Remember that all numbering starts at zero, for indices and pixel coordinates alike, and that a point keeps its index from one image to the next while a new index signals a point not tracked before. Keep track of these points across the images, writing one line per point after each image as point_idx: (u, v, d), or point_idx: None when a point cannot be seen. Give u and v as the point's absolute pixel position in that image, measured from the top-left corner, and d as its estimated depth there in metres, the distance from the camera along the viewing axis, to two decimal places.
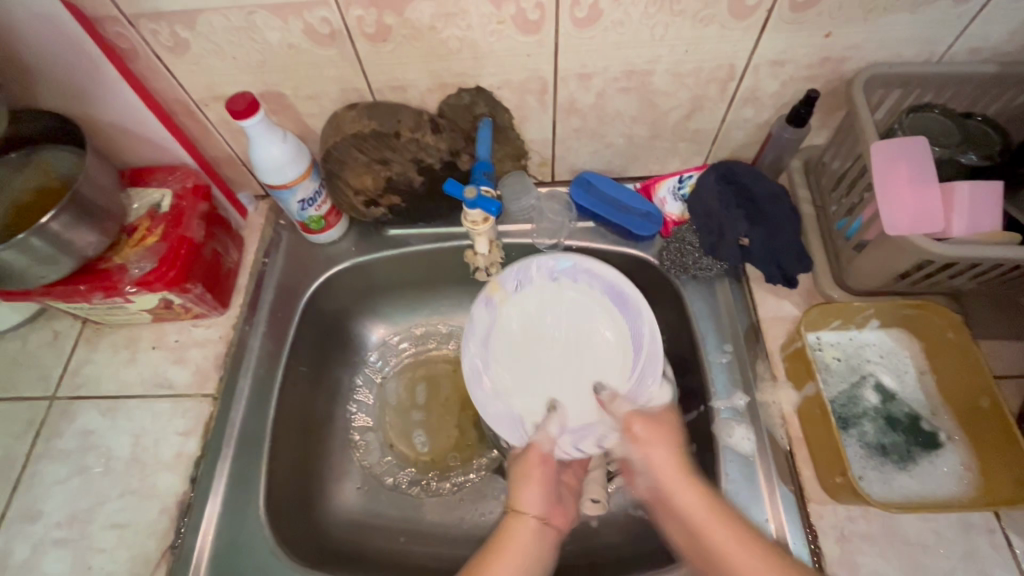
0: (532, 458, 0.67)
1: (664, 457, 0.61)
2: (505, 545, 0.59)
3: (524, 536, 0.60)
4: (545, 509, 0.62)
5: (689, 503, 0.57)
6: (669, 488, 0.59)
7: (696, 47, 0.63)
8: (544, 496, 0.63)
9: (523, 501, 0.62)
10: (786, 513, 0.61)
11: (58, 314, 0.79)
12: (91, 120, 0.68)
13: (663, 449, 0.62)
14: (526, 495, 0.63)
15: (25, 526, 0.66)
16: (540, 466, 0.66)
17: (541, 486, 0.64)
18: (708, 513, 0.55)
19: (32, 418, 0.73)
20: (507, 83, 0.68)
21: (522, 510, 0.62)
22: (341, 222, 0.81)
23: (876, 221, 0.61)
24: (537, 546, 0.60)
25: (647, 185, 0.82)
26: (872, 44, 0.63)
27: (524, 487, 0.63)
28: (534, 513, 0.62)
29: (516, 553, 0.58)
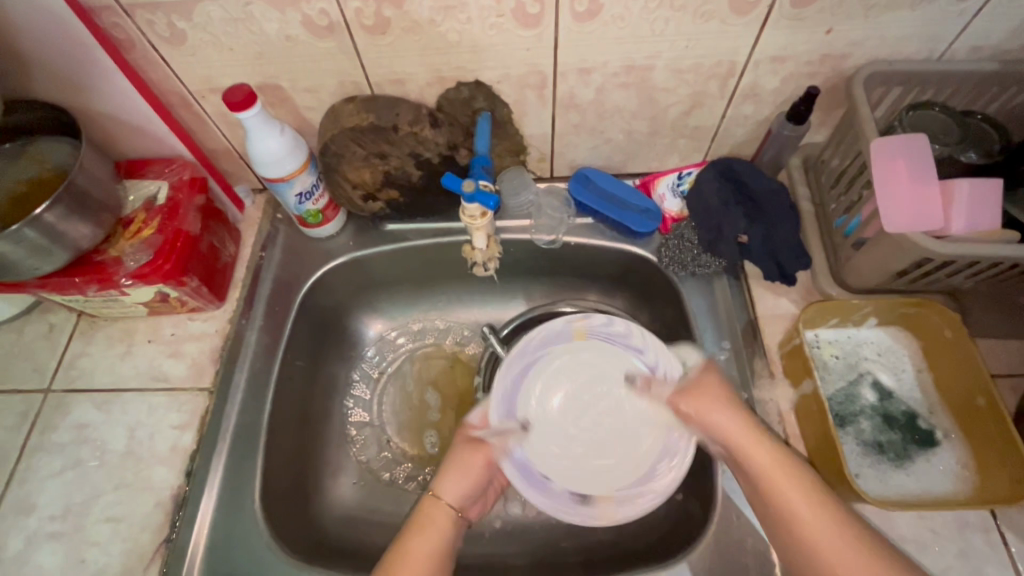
0: (462, 449, 0.66)
1: (740, 422, 0.60)
2: (416, 526, 0.60)
3: (437, 521, 0.61)
4: (462, 501, 0.63)
5: (779, 473, 0.56)
6: (752, 461, 0.58)
7: (696, 42, 0.63)
8: (467, 487, 0.63)
9: (442, 486, 0.63)
10: None
11: (52, 307, 0.79)
12: (86, 111, 0.67)
13: (727, 409, 0.61)
14: (450, 479, 0.63)
15: (18, 519, 0.66)
16: (472, 457, 0.65)
17: (467, 475, 0.64)
18: (801, 483, 0.55)
19: (26, 410, 0.72)
20: (506, 77, 0.67)
21: (437, 493, 0.63)
22: (338, 216, 0.80)
23: (874, 218, 0.61)
24: (447, 532, 0.60)
25: (646, 181, 0.81)
26: (873, 41, 0.63)
27: (452, 472, 0.64)
28: (449, 500, 0.62)
29: (429, 530, 0.60)
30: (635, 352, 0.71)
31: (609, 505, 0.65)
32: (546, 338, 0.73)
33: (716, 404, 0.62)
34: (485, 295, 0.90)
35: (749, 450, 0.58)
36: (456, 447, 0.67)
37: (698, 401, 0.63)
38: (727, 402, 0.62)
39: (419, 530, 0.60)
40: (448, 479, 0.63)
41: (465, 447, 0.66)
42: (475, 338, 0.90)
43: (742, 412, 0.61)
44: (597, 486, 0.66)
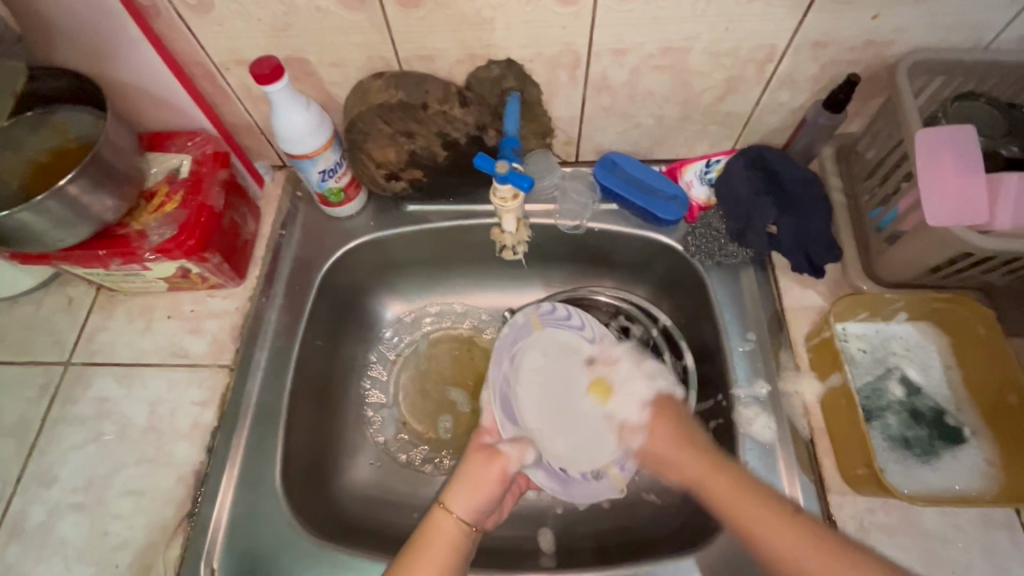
0: (477, 459, 0.62)
1: (718, 476, 0.58)
2: (426, 541, 0.58)
3: (446, 534, 0.58)
4: (474, 514, 0.60)
5: (734, 495, 0.55)
6: (716, 488, 0.57)
7: (737, 25, 0.61)
8: (481, 502, 0.60)
9: (453, 498, 0.60)
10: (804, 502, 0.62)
11: (71, 280, 0.78)
12: (110, 80, 0.66)
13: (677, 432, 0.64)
14: (460, 492, 0.60)
15: (41, 490, 0.66)
16: (489, 469, 0.62)
17: (489, 486, 0.61)
18: (777, 521, 0.52)
19: (47, 382, 0.72)
20: (538, 55, 0.65)
21: (448, 505, 0.60)
22: (360, 195, 0.79)
23: (913, 212, 0.60)
24: (459, 545, 0.58)
25: (673, 169, 0.80)
26: (920, 27, 0.61)
27: (467, 487, 0.60)
28: (460, 514, 0.59)
29: (439, 549, 0.57)
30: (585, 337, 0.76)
31: (615, 471, 0.70)
32: (515, 342, 0.76)
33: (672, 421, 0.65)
34: (504, 279, 0.89)
35: (717, 479, 0.58)
36: (470, 458, 0.63)
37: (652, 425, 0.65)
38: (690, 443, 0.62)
39: (428, 546, 0.57)
40: (460, 490, 0.60)
41: (478, 460, 0.62)
42: (493, 323, 0.89)
43: (721, 461, 0.59)
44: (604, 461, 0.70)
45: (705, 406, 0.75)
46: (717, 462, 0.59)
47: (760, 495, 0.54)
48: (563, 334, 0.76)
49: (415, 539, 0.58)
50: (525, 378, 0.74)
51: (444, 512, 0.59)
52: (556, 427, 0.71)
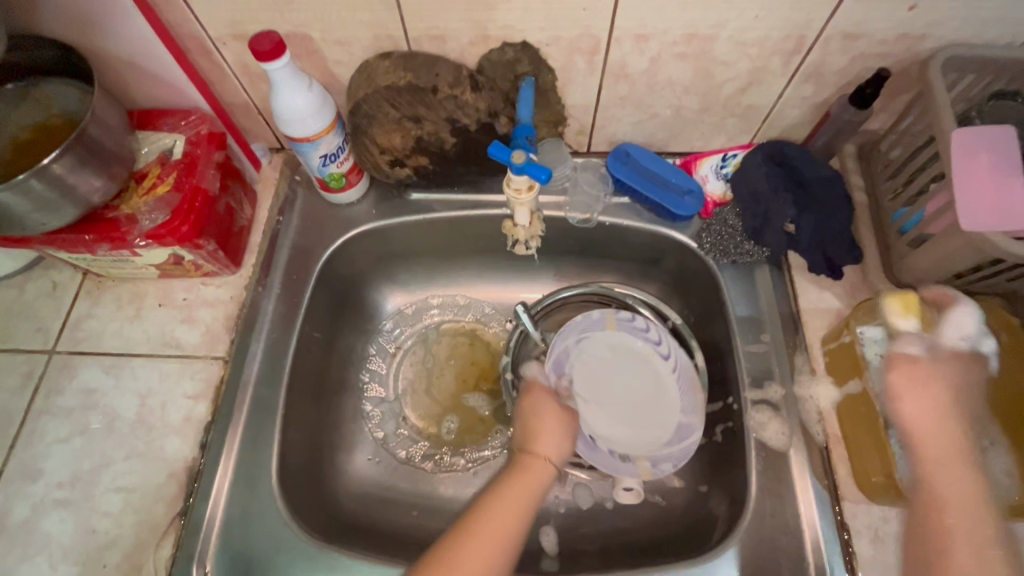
0: (544, 402, 0.66)
1: (937, 417, 0.54)
2: (520, 479, 0.60)
3: (540, 476, 0.61)
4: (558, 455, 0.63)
5: (951, 467, 0.52)
6: (928, 451, 0.53)
7: (768, 13, 0.58)
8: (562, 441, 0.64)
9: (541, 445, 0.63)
10: (817, 509, 0.60)
11: (56, 264, 0.75)
12: (97, 52, 0.61)
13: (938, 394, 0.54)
14: (544, 436, 0.63)
15: (25, 485, 0.63)
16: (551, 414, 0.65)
17: (563, 432, 0.64)
18: (968, 497, 0.51)
19: (30, 372, 0.69)
20: (556, 39, 0.62)
21: (538, 452, 0.62)
22: (362, 181, 0.76)
23: (943, 215, 0.58)
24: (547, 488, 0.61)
25: (687, 162, 0.77)
26: (957, 22, 0.58)
27: (550, 432, 0.64)
28: (548, 456, 0.62)
29: (533, 485, 0.60)
30: (653, 343, 0.73)
31: (647, 463, 0.68)
32: (585, 330, 0.74)
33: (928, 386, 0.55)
34: (510, 272, 0.86)
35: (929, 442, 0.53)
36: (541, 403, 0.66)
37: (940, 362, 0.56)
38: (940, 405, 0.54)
39: (521, 483, 0.60)
40: (545, 429, 0.64)
41: (548, 400, 0.66)
42: (497, 317, 0.86)
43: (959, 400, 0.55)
44: (638, 453, 0.69)
45: (714, 408, 0.73)
46: (941, 399, 0.54)
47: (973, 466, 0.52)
48: (636, 338, 0.74)
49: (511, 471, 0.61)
50: (585, 361, 0.72)
51: (538, 457, 0.62)
52: (603, 407, 0.70)
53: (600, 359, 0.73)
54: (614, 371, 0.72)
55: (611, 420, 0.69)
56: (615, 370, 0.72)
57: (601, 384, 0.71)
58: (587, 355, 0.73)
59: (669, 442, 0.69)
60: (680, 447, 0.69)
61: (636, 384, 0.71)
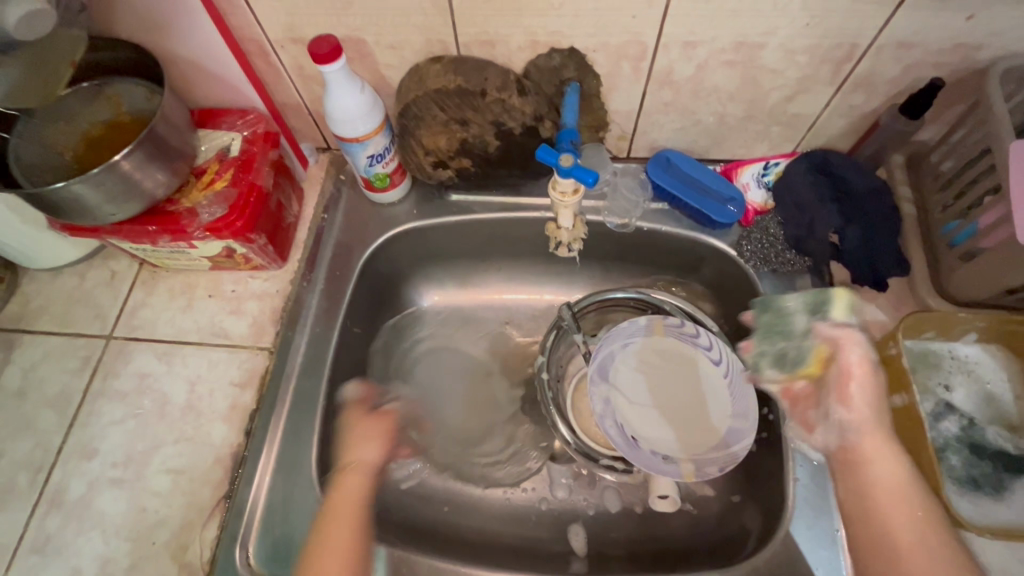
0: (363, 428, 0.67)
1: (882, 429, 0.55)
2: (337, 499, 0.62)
3: (349, 488, 0.62)
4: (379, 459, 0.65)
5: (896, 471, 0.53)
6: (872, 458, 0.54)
7: (819, 21, 0.58)
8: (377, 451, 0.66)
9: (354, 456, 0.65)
10: None
11: (115, 255, 0.78)
12: (165, 53, 0.65)
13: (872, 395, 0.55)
14: (360, 449, 0.66)
15: (82, 462, 0.67)
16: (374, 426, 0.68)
17: (379, 443, 0.66)
18: (900, 489, 0.52)
19: (88, 356, 0.72)
20: (603, 45, 0.63)
21: (350, 463, 0.64)
22: (405, 181, 0.77)
23: (997, 227, 0.56)
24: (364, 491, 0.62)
25: (728, 169, 0.77)
26: (1017, 31, 0.57)
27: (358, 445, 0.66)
28: (362, 465, 0.64)
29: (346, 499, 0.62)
30: (703, 349, 0.71)
31: (690, 465, 0.66)
32: (631, 335, 0.73)
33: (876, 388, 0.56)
34: (544, 275, 0.87)
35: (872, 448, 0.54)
36: (356, 424, 0.68)
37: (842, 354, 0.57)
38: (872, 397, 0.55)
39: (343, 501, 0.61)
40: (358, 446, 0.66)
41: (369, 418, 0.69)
42: (530, 319, 0.87)
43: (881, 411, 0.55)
44: (681, 455, 0.67)
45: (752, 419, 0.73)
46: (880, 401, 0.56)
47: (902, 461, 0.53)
48: (684, 344, 0.72)
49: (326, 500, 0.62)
50: (632, 365, 0.72)
51: (348, 471, 0.64)
52: (647, 407, 0.69)
53: (645, 363, 0.72)
54: (660, 377, 0.71)
55: (654, 426, 0.68)
56: (662, 377, 0.71)
57: (645, 390, 0.70)
58: (634, 359, 0.72)
59: (716, 447, 0.67)
60: (728, 454, 0.66)
61: (682, 390, 0.70)
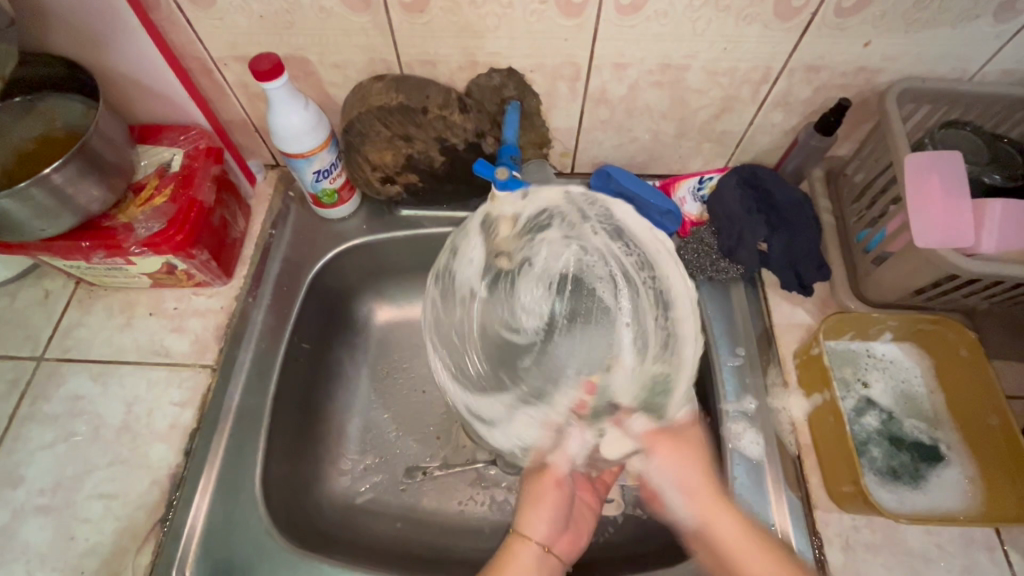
0: (540, 483, 0.64)
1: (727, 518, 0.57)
2: (507, 562, 0.59)
3: (524, 557, 0.60)
4: (552, 534, 0.62)
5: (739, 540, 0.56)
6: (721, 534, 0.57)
7: (735, 46, 0.63)
8: (551, 521, 0.62)
9: (530, 525, 0.61)
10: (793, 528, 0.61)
11: (49, 273, 0.76)
12: (102, 69, 0.64)
13: (701, 475, 0.60)
14: (536, 518, 0.62)
15: (5, 491, 0.63)
16: (548, 488, 0.63)
17: (554, 506, 0.62)
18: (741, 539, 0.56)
19: (17, 379, 0.69)
20: (540, 67, 0.66)
21: (527, 533, 0.61)
22: (353, 197, 0.78)
23: (901, 234, 0.61)
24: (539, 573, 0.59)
25: (666, 184, 0.81)
26: (908, 57, 0.63)
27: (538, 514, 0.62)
28: (538, 537, 0.61)
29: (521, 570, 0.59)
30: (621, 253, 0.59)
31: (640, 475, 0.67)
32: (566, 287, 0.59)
33: (676, 440, 0.61)
34: None
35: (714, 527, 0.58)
36: (539, 486, 0.64)
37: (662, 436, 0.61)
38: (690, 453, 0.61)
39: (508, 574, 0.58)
40: (537, 512, 0.62)
41: (539, 480, 0.64)
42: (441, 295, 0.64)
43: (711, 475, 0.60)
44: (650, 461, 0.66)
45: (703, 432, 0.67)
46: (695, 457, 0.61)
47: (736, 512, 0.58)
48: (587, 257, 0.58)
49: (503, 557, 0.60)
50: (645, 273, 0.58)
51: (525, 540, 0.61)
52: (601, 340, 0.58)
53: (603, 240, 0.59)
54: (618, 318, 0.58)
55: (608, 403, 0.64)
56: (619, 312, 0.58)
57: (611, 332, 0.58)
58: (576, 242, 0.59)
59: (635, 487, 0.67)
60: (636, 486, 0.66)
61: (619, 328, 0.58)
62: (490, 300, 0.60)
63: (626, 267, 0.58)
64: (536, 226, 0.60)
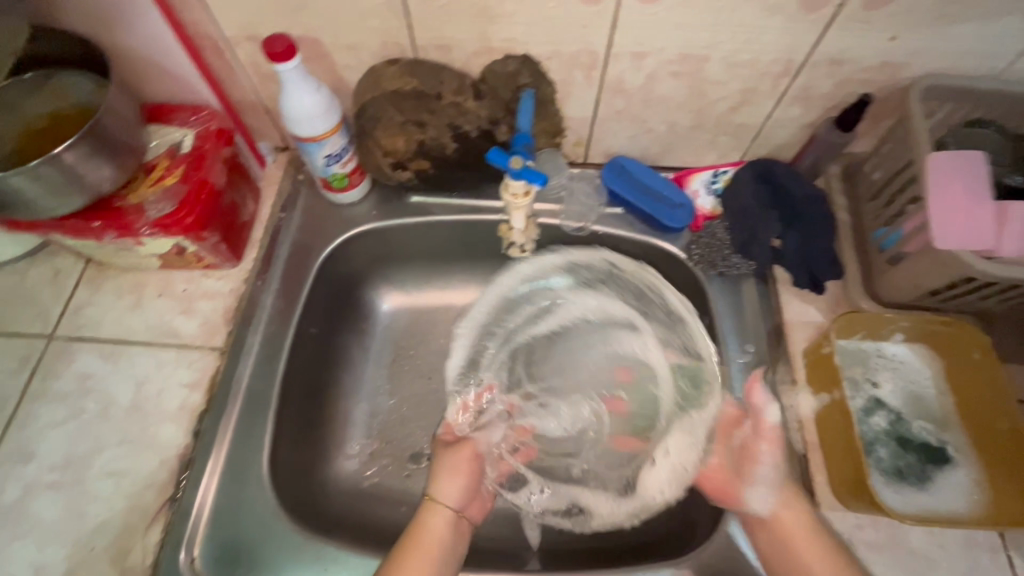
0: (449, 457, 0.70)
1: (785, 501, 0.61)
2: (420, 534, 0.62)
3: (441, 527, 0.63)
4: (461, 501, 0.67)
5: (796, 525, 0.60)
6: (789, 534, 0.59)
7: (756, 37, 0.61)
8: (464, 487, 0.67)
9: (441, 491, 0.66)
10: None
11: (59, 252, 0.76)
12: (113, 46, 0.64)
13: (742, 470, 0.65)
14: (444, 486, 0.67)
15: (17, 466, 0.64)
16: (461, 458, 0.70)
17: (465, 476, 0.68)
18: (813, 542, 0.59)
19: (27, 356, 0.70)
20: (556, 53, 0.65)
21: (437, 499, 0.66)
22: (364, 182, 0.78)
23: (919, 234, 0.61)
24: (450, 539, 0.63)
25: (680, 176, 0.79)
26: (935, 53, 0.62)
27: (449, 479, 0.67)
28: (448, 504, 0.65)
29: (432, 543, 0.61)
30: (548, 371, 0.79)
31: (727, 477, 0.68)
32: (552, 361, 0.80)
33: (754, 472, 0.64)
34: None
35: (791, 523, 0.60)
36: (445, 457, 0.70)
37: (758, 482, 0.62)
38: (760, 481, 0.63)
39: (425, 538, 0.61)
40: (449, 482, 0.67)
41: (454, 455, 0.70)
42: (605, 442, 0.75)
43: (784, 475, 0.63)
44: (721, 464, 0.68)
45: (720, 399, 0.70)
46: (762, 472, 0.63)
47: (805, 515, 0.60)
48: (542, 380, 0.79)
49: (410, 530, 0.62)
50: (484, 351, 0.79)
51: (435, 503, 0.65)
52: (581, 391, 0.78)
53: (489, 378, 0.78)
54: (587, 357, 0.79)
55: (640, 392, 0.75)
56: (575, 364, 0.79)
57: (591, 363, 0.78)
58: (513, 386, 0.78)
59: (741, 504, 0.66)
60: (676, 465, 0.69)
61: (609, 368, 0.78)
62: (574, 489, 0.72)
63: (478, 384, 0.77)
64: (474, 378, 0.78)
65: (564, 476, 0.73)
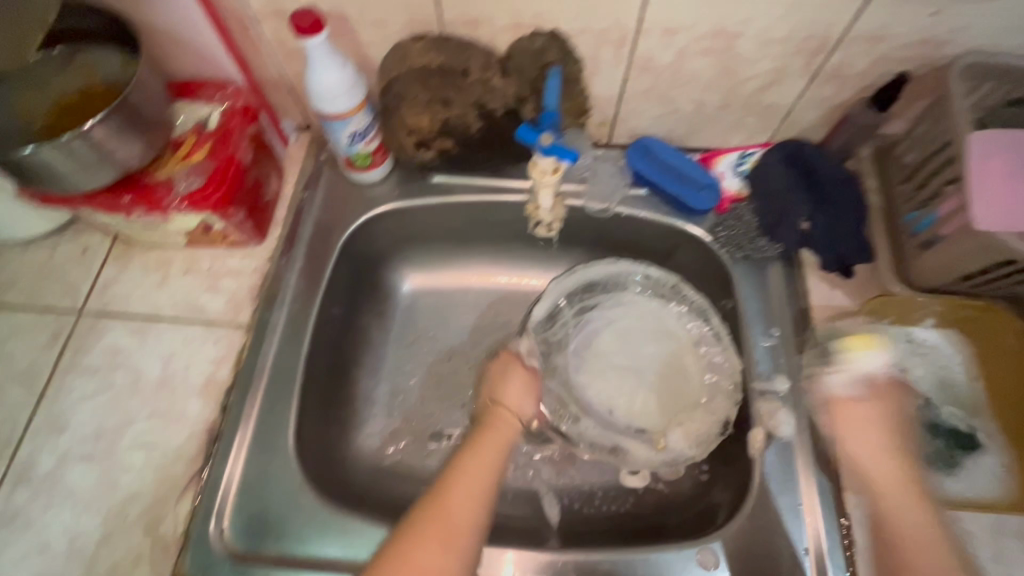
0: (517, 376, 0.66)
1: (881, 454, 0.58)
2: (484, 436, 0.60)
3: (506, 433, 0.61)
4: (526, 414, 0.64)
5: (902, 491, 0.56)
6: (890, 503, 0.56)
7: (792, 12, 0.60)
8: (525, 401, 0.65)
9: (506, 401, 0.63)
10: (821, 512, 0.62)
11: (87, 229, 0.77)
12: (140, 21, 0.64)
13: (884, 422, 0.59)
14: (515, 395, 0.64)
15: (51, 437, 0.66)
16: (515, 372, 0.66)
17: (523, 386, 0.65)
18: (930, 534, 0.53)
19: (58, 330, 0.71)
20: (585, 29, 0.64)
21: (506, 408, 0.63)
22: (387, 161, 0.77)
23: (955, 217, 0.59)
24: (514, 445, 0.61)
25: (706, 157, 0.78)
26: (977, 29, 0.60)
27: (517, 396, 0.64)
28: (517, 415, 0.63)
29: (497, 444, 0.59)
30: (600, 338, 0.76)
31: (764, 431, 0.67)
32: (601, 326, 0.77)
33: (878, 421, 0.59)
34: (528, 258, 0.87)
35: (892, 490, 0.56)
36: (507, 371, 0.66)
37: (847, 408, 0.61)
38: (871, 429, 0.59)
39: (489, 440, 0.59)
40: (511, 394, 0.64)
41: (510, 368, 0.67)
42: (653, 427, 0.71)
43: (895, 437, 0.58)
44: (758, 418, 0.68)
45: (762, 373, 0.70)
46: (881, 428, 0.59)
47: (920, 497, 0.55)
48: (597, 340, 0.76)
49: (481, 429, 0.61)
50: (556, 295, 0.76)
51: (502, 410, 0.62)
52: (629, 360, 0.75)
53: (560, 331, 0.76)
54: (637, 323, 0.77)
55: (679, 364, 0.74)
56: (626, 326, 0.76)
57: (637, 331, 0.76)
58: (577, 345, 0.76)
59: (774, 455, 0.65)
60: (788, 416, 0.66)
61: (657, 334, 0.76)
62: (618, 434, 0.71)
63: (547, 336, 0.75)
64: (549, 327, 0.76)
65: (615, 427, 0.71)
